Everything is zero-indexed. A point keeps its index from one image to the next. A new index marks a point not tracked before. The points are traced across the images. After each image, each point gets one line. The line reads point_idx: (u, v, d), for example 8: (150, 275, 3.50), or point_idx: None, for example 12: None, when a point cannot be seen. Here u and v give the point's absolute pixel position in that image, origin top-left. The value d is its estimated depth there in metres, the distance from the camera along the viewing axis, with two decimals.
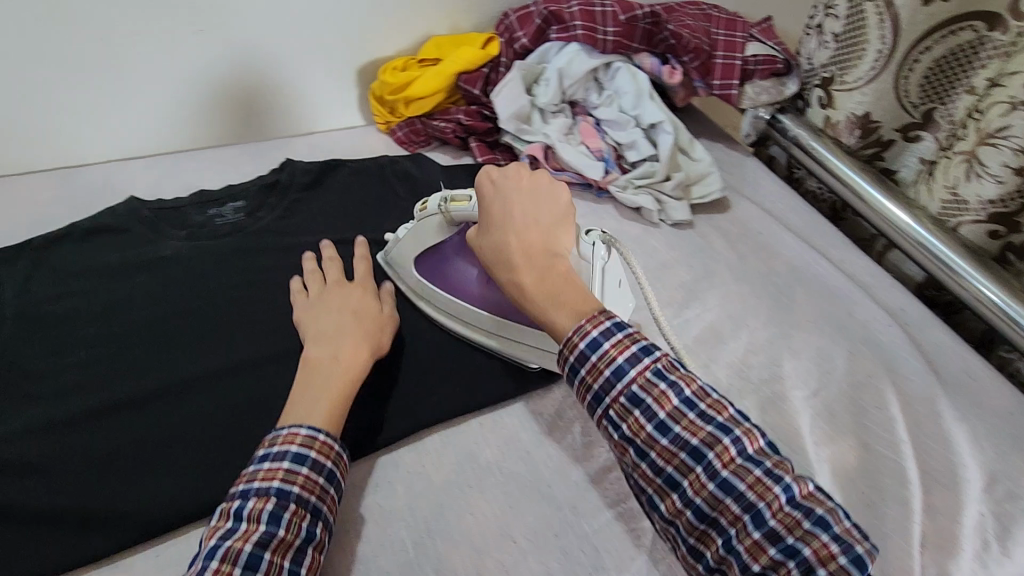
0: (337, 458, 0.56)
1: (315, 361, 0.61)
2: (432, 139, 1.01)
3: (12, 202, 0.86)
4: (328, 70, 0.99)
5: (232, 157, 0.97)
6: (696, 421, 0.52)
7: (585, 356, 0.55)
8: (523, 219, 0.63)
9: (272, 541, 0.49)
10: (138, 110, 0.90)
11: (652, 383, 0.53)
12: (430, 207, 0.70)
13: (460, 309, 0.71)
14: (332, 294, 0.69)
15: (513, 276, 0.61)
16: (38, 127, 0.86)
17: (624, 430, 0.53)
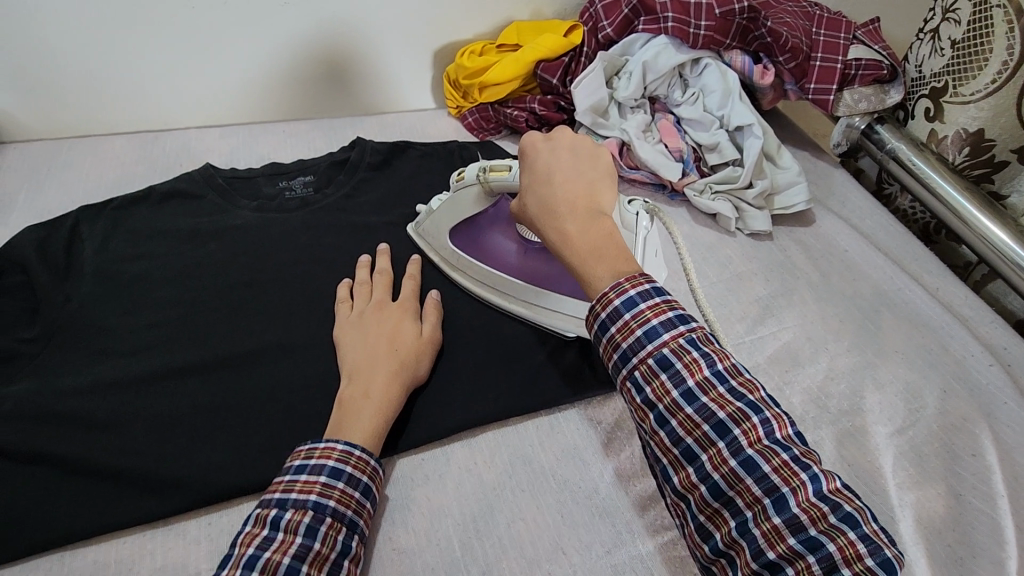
0: (372, 473, 0.54)
1: (348, 396, 0.58)
2: (502, 127, 0.99)
3: (98, 160, 0.89)
4: (405, 50, 0.98)
5: (305, 131, 0.97)
6: (725, 395, 0.49)
7: (619, 313, 0.52)
8: (567, 173, 0.59)
9: (310, 553, 0.47)
10: (221, 79, 0.92)
11: (685, 349, 0.50)
12: (468, 178, 0.68)
13: (498, 280, 0.71)
14: (373, 314, 0.66)
15: (554, 227, 0.57)
16: (128, 90, 0.89)
17: (647, 395, 0.50)
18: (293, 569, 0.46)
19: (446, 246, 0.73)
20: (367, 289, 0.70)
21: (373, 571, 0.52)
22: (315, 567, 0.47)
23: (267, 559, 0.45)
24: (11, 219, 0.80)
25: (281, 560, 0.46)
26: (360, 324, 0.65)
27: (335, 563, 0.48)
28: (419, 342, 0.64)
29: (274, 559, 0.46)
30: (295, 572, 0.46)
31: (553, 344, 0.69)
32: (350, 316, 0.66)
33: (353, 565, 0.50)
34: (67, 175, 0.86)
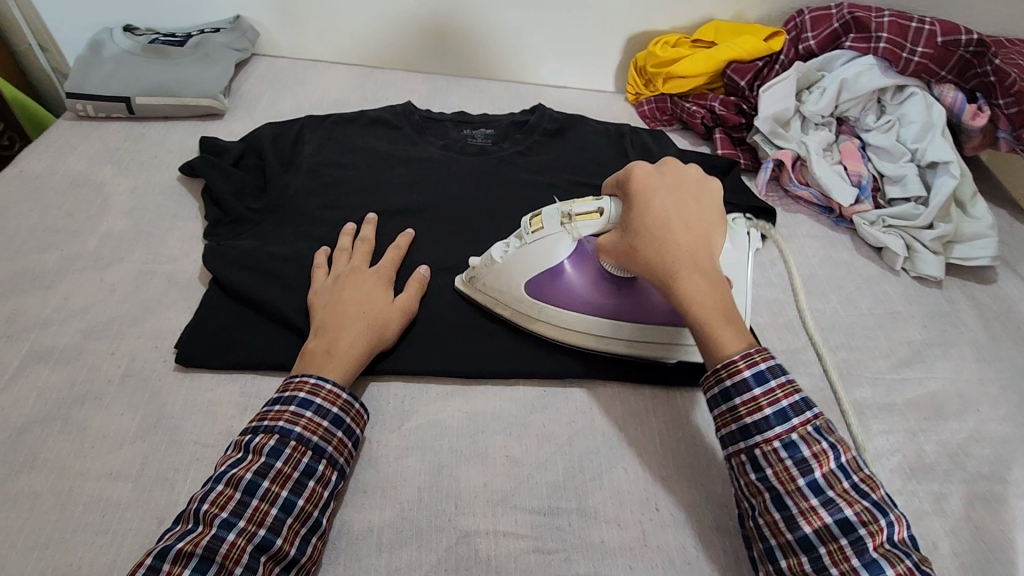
0: (343, 406, 0.56)
1: (313, 351, 0.60)
2: (675, 120, 1.02)
3: (323, 81, 1.04)
4: (601, 31, 1.04)
5: (494, 90, 1.07)
6: (851, 491, 0.49)
7: (746, 385, 0.53)
8: (682, 221, 0.58)
9: (270, 471, 0.51)
10: (437, 31, 1.04)
11: (813, 438, 0.51)
12: (550, 227, 0.63)
13: (592, 324, 0.65)
14: (347, 277, 0.68)
15: (673, 280, 0.56)
16: (362, 27, 1.03)
17: (768, 475, 0.51)
18: (254, 483, 0.50)
19: (520, 298, 0.66)
20: (349, 255, 0.72)
21: (483, 467, 0.59)
22: (276, 483, 0.51)
23: (231, 473, 0.50)
24: (253, 115, 0.96)
25: (242, 476, 0.50)
26: (336, 288, 0.66)
27: (298, 482, 0.52)
28: (390, 309, 0.65)
29: (238, 474, 0.50)
30: (253, 486, 0.50)
31: None
32: (325, 285, 0.68)
33: (321, 487, 0.53)
34: (299, 88, 1.02)
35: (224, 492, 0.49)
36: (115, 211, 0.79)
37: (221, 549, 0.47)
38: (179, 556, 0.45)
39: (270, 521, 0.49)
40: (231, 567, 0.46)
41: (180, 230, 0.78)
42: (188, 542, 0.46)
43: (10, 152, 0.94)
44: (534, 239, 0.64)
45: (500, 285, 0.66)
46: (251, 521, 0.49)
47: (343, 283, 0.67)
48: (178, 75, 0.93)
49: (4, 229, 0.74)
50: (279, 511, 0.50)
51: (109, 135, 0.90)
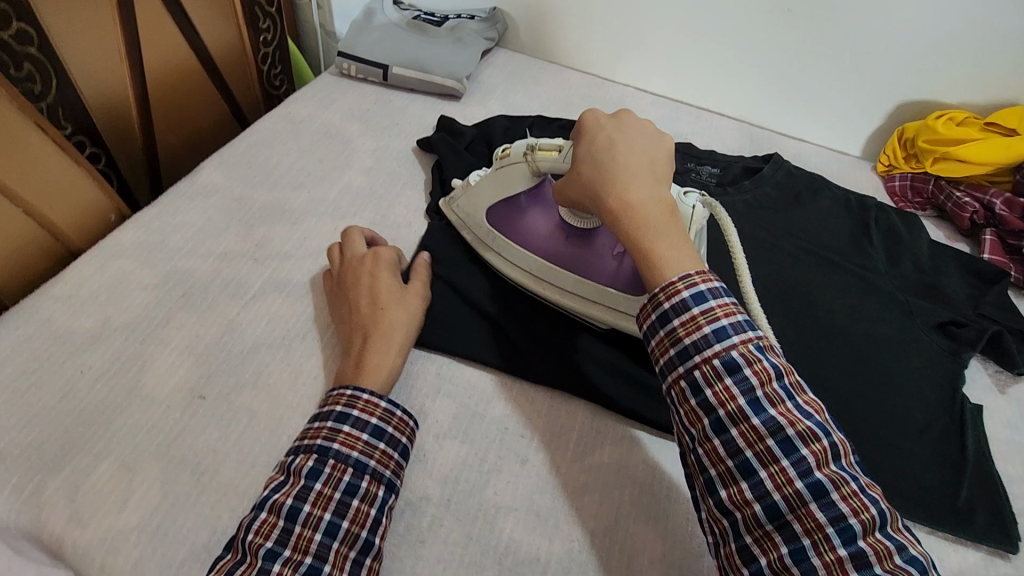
0: (382, 416, 0.54)
1: (343, 372, 0.58)
2: (931, 206, 0.89)
3: (556, 83, 1.05)
4: (869, 89, 0.93)
5: (724, 128, 1.00)
6: (794, 411, 0.46)
7: (686, 305, 0.49)
8: (630, 145, 0.57)
9: (311, 494, 0.49)
10: (684, 57, 1.00)
11: (755, 357, 0.47)
12: (515, 155, 0.68)
13: (533, 264, 0.69)
14: (351, 279, 0.64)
15: (616, 189, 0.54)
16: (611, 39, 1.02)
17: (706, 397, 0.47)
18: (295, 508, 0.48)
19: (482, 224, 0.73)
20: (339, 254, 0.68)
21: (662, 532, 0.55)
22: (318, 507, 0.49)
23: (272, 499, 0.48)
24: (487, 103, 0.99)
25: (284, 500, 0.48)
26: (344, 296, 0.64)
27: (340, 502, 0.49)
28: (406, 298, 0.64)
29: (278, 500, 0.48)
30: (295, 511, 0.48)
31: (910, 450, 0.63)
32: (338, 290, 0.65)
33: (366, 505, 0.50)
34: (532, 86, 1.03)
35: (265, 521, 0.47)
36: (356, 167, 0.84)
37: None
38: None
39: (314, 547, 0.47)
40: None
41: (407, 199, 0.82)
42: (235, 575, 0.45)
43: (278, 94, 1.05)
44: (500, 163, 0.70)
45: (471, 208, 0.73)
46: (297, 549, 0.47)
47: (352, 282, 0.64)
48: (433, 53, 0.98)
49: (268, 162, 0.82)
50: (323, 535, 0.48)
51: (362, 95, 0.97)
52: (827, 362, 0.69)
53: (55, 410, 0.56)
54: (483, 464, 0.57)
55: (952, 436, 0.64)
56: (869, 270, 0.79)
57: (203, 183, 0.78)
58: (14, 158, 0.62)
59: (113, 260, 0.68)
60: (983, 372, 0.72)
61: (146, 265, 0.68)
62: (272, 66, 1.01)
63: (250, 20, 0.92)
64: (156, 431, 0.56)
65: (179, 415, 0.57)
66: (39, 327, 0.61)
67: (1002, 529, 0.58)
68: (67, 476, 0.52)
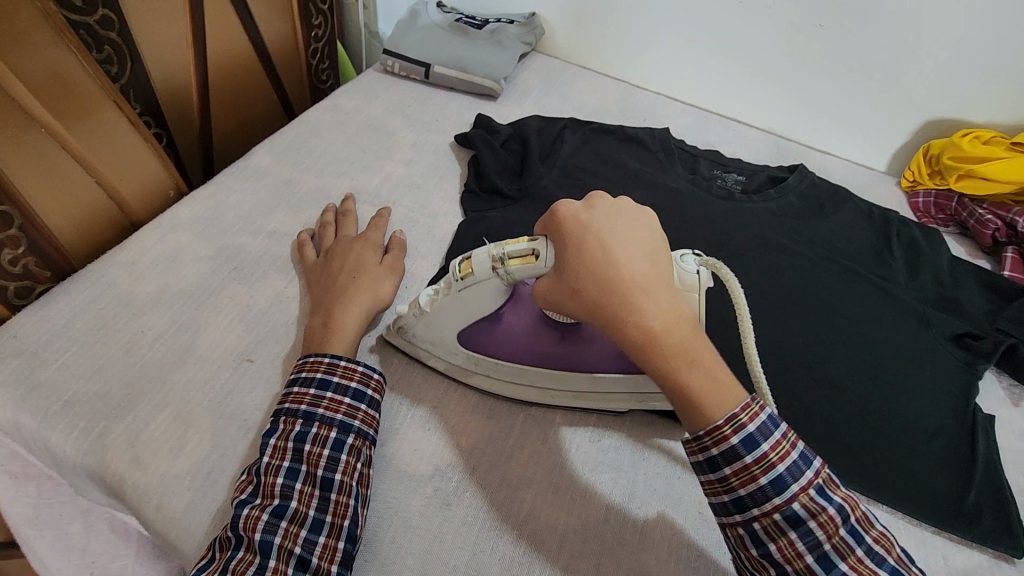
0: (327, 369, 0.58)
1: (311, 328, 0.63)
2: (953, 223, 0.91)
3: (589, 88, 1.08)
4: (897, 105, 0.95)
5: (752, 138, 1.03)
6: (863, 560, 0.47)
7: (737, 454, 0.47)
8: (629, 250, 0.51)
9: (267, 448, 0.53)
10: (715, 67, 1.03)
11: (817, 504, 0.47)
12: (480, 273, 0.58)
13: (531, 373, 0.63)
14: (335, 250, 0.70)
15: (637, 320, 0.48)
16: (645, 48, 1.06)
17: (769, 551, 0.48)
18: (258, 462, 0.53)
19: (456, 348, 0.64)
20: (332, 229, 0.74)
21: (676, 510, 0.58)
22: (276, 456, 0.53)
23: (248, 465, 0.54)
24: (522, 104, 1.03)
25: (280, 463, 0.52)
26: (324, 262, 0.69)
27: (294, 449, 0.53)
28: (378, 270, 0.69)
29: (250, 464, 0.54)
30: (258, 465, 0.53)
31: (920, 453, 0.65)
32: (317, 261, 0.70)
33: (354, 458, 0.54)
34: (565, 89, 1.07)
35: (244, 478, 0.53)
36: (397, 159, 0.89)
37: (280, 532, 0.50)
38: (224, 544, 0.50)
39: (316, 499, 0.52)
40: (250, 536, 0.49)
41: (444, 191, 0.86)
42: (241, 529, 0.49)
43: (323, 88, 1.11)
44: (464, 284, 0.59)
45: (432, 336, 0.64)
46: (301, 503, 0.51)
47: (335, 255, 0.69)
48: (473, 54, 1.03)
49: (314, 150, 0.87)
50: (285, 479, 0.52)
51: (404, 91, 1.01)
52: (843, 366, 0.71)
53: (118, 363, 0.61)
54: (508, 438, 0.61)
55: (962, 444, 0.66)
56: (889, 282, 0.81)
57: (255, 166, 0.83)
58: (94, 131, 0.68)
59: (172, 232, 0.73)
60: (997, 384, 0.73)
61: (201, 239, 0.73)
62: (320, 61, 1.07)
63: (303, 16, 0.98)
64: (207, 389, 0.60)
65: (229, 375, 0.62)
66: (105, 289, 0.66)
67: (1008, 532, 0.59)
68: (128, 423, 0.57)
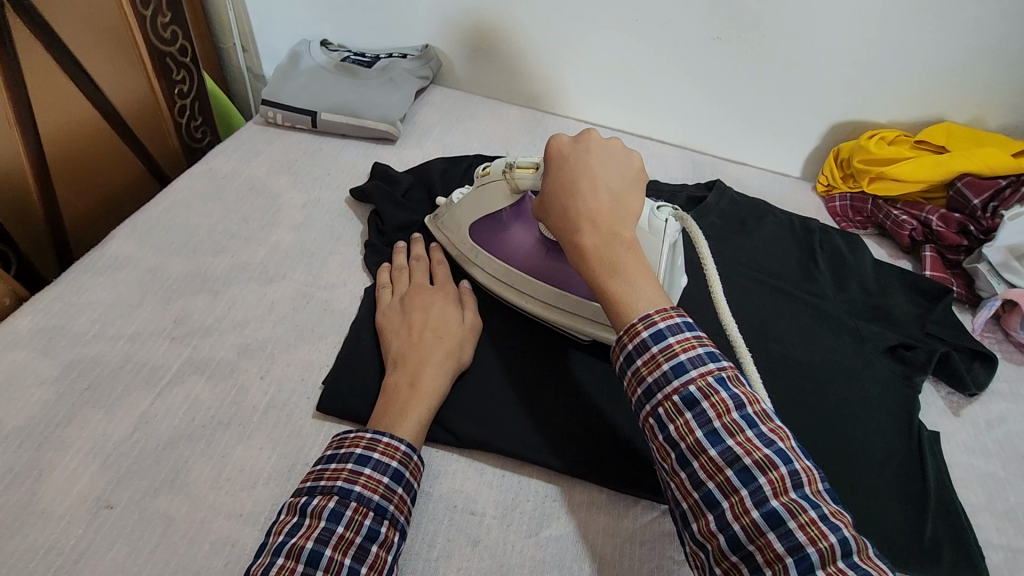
0: (368, 444, 0.52)
1: (396, 387, 0.58)
2: (871, 224, 0.90)
3: (495, 120, 1.02)
4: (804, 112, 0.93)
5: (667, 156, 1.00)
6: (753, 439, 0.43)
7: (646, 345, 0.47)
8: (591, 182, 0.54)
9: (332, 537, 0.47)
10: (621, 87, 0.99)
11: (713, 388, 0.45)
12: (494, 175, 0.65)
13: (514, 278, 0.69)
14: (414, 298, 0.66)
15: (573, 237, 0.52)
16: (547, 73, 1.01)
17: (668, 433, 0.45)
18: (316, 553, 0.46)
19: (464, 238, 0.72)
20: (406, 274, 0.70)
21: None
22: (338, 551, 0.47)
23: (291, 543, 0.46)
24: (423, 145, 0.96)
25: (342, 560, 0.46)
26: (402, 311, 0.65)
27: (360, 547, 0.47)
28: (460, 328, 0.64)
29: (297, 543, 0.46)
30: (316, 556, 0.46)
31: (874, 487, 0.61)
32: (392, 309, 0.66)
33: (384, 551, 0.49)
34: (471, 123, 1.01)
35: (286, 566, 0.45)
36: (284, 225, 0.79)
37: None
38: None
39: None
40: None
41: (341, 254, 0.77)
42: None
43: (201, 145, 0.99)
44: (480, 183, 0.67)
45: (452, 223, 0.72)
46: None
47: (416, 307, 0.65)
48: (364, 96, 0.95)
49: (187, 227, 0.77)
50: None
51: (290, 145, 0.92)
52: (784, 397, 0.67)
53: None
54: (431, 550, 0.53)
55: (912, 467, 0.63)
56: (820, 298, 0.78)
57: (113, 255, 0.71)
58: None
59: (6, 351, 0.61)
60: (936, 393, 0.71)
61: (45, 355, 0.61)
62: (191, 118, 0.94)
63: (163, 73, 0.87)
64: (54, 554, 0.49)
65: (82, 532, 0.50)
66: None
67: (969, 566, 0.56)
68: None
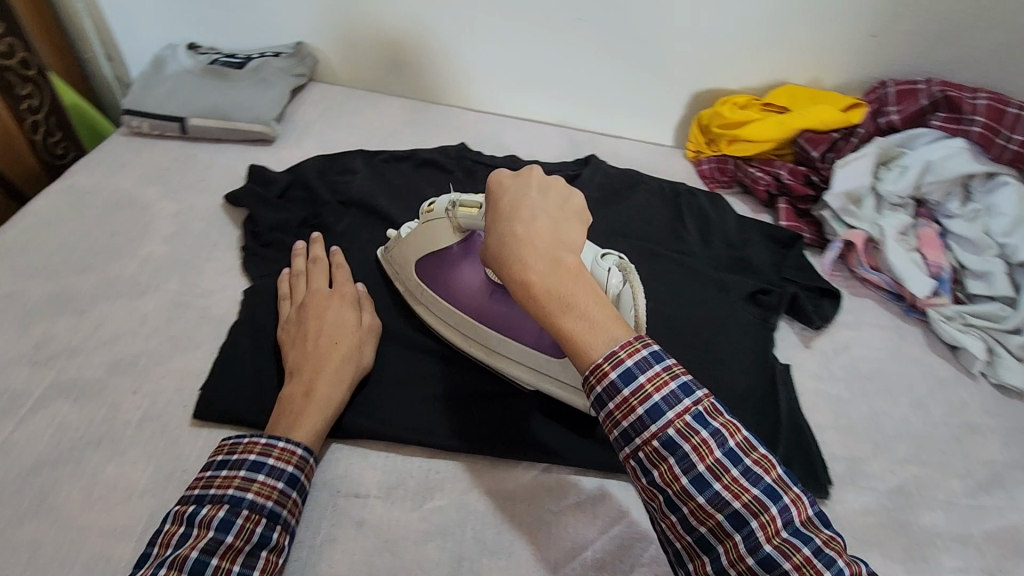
0: (263, 450, 0.52)
1: (291, 396, 0.58)
2: (734, 183, 0.96)
3: (376, 113, 1.02)
4: (667, 85, 0.99)
5: (548, 136, 1.03)
6: (740, 479, 0.42)
7: (616, 388, 0.43)
8: (532, 213, 0.48)
9: (220, 547, 0.46)
10: (496, 72, 1.01)
11: (692, 428, 0.42)
12: (437, 212, 0.64)
13: (459, 320, 0.66)
14: (312, 303, 0.65)
15: (517, 271, 0.45)
16: (422, 62, 1.02)
17: (653, 478, 0.43)
18: (200, 562, 0.45)
19: (411, 277, 0.70)
20: (305, 278, 0.69)
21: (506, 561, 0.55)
22: (226, 559, 0.46)
23: (176, 554, 0.45)
24: (303, 144, 0.95)
25: (231, 568, 0.46)
26: (300, 318, 0.64)
27: (250, 554, 0.48)
28: (357, 330, 0.64)
29: (182, 554, 0.45)
30: (201, 565, 0.45)
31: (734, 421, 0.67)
32: (292, 317, 0.65)
33: (275, 555, 0.50)
34: (351, 118, 1.00)
35: None
36: (155, 236, 0.77)
37: None
38: None
39: None
40: None
41: (219, 259, 0.76)
42: None
43: (63, 162, 0.95)
44: (424, 219, 0.66)
45: (400, 259, 0.70)
46: None
47: (314, 313, 0.64)
48: (234, 99, 0.93)
49: (47, 248, 0.74)
50: None
51: (160, 154, 0.89)
52: None
53: None
54: (316, 536, 0.54)
55: (767, 401, 0.69)
56: (688, 257, 0.84)
57: None
58: None
59: None
60: (790, 330, 0.78)
61: None
62: (49, 134, 0.91)
63: (5, 88, 0.84)
64: None
65: None
66: None
67: (813, 478, 0.63)
68: None
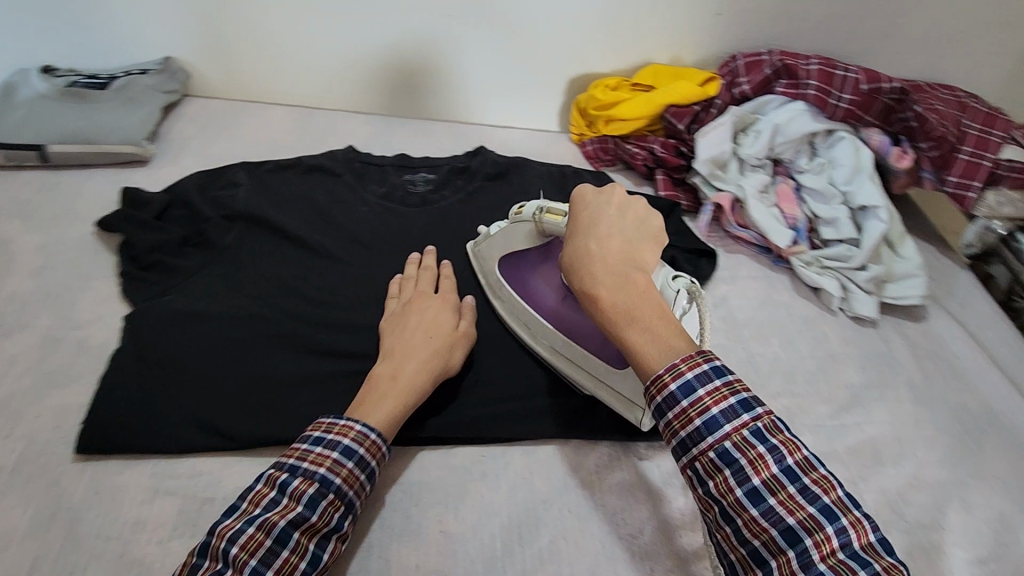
0: (332, 466, 0.52)
1: (377, 376, 0.60)
2: (618, 161, 1.02)
3: (258, 124, 1.00)
4: (543, 74, 1.03)
5: (437, 132, 1.05)
6: (796, 496, 0.43)
7: (674, 398, 0.46)
8: (600, 231, 0.55)
9: (277, 561, 0.47)
10: (376, 73, 1.02)
11: (749, 443, 0.45)
12: (526, 214, 0.69)
13: (529, 317, 0.70)
14: (413, 304, 0.68)
15: (581, 279, 0.53)
16: (299, 69, 1.01)
17: (709, 489, 0.46)
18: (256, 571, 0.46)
19: (492, 271, 0.74)
20: (413, 282, 0.72)
21: (414, 543, 0.57)
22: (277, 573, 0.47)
23: (235, 556, 0.46)
24: (182, 161, 0.92)
25: None
26: (397, 316, 0.67)
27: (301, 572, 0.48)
28: (453, 334, 0.66)
29: (242, 558, 0.46)
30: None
31: None
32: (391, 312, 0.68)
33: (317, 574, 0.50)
34: (232, 131, 0.98)
35: None
36: (21, 272, 0.73)
37: None
38: None
39: None
40: None
41: (96, 288, 0.73)
42: None
43: None
44: (513, 220, 0.70)
45: (486, 255, 0.75)
46: None
47: (407, 310, 0.67)
48: (97, 120, 0.88)
49: None
50: None
51: (21, 186, 0.84)
52: None
53: None
54: None
55: None
56: None
57: None
58: None
59: None
60: None
61: None
62: None
63: None
64: None
65: None
66: None
67: None
68: None
